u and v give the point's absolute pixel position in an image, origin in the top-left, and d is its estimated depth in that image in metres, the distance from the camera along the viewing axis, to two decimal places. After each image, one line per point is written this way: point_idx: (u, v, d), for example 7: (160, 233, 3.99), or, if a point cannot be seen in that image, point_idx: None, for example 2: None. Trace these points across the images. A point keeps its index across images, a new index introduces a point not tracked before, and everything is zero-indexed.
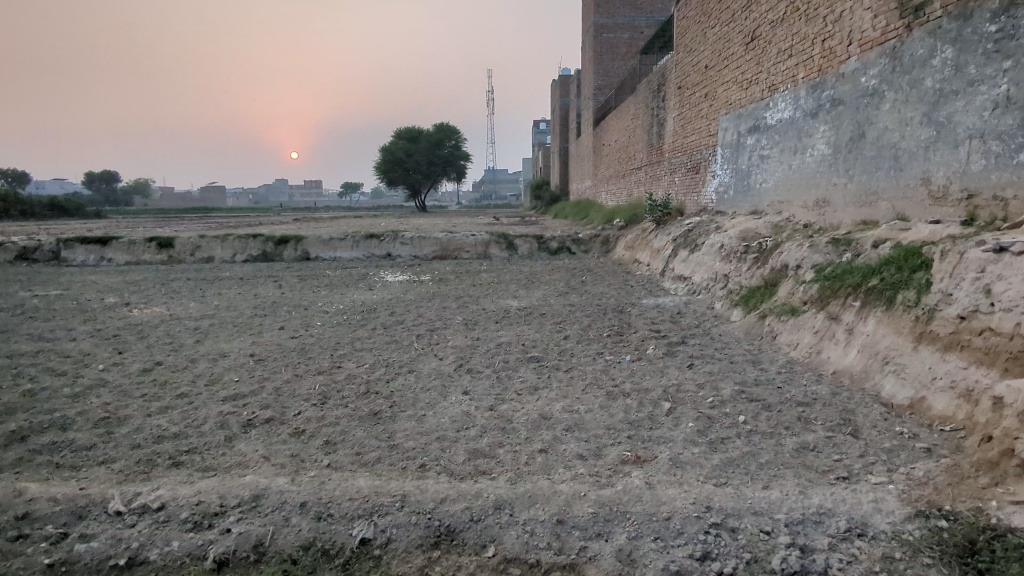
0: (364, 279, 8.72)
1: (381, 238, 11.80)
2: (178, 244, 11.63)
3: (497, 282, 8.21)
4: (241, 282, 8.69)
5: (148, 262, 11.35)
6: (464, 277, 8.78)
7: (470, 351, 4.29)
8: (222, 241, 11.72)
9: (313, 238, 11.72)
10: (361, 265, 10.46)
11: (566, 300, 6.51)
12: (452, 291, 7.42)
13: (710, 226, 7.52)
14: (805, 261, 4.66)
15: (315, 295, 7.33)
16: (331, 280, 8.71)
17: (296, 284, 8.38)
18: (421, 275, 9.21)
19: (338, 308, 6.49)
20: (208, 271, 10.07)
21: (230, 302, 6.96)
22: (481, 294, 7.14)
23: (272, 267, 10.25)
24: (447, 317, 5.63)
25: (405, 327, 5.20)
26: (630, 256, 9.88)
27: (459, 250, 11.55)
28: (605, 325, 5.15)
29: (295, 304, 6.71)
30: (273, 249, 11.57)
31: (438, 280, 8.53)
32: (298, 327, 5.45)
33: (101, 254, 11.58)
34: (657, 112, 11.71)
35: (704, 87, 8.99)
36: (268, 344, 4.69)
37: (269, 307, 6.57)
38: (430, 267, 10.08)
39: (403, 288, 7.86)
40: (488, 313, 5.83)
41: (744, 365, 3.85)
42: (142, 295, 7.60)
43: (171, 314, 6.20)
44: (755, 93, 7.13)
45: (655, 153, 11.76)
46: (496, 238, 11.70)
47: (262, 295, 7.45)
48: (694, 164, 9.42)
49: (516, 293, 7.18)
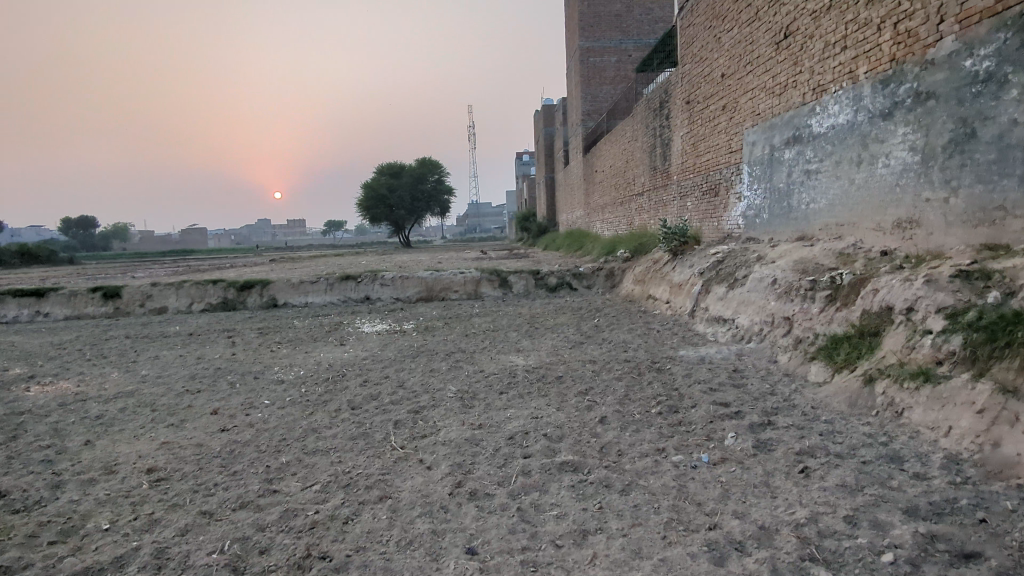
0: (336, 331, 7.40)
1: (358, 279, 10.51)
2: (127, 293, 10.24)
3: (495, 330, 6.93)
4: (188, 339, 7.32)
5: (90, 315, 9.93)
6: (455, 324, 7.50)
7: (473, 452, 2.97)
8: (177, 289, 10.34)
9: (281, 282, 10.39)
10: (335, 313, 9.13)
11: (584, 354, 5.24)
12: (441, 345, 6.13)
13: (745, 255, 6.33)
14: (921, 302, 3.42)
15: (274, 356, 6.00)
16: (298, 333, 7.38)
17: (254, 339, 7.05)
18: (402, 323, 7.89)
19: (299, 374, 5.16)
20: (156, 325, 8.68)
21: (164, 370, 5.59)
22: (477, 347, 5.86)
23: (230, 319, 8.89)
24: (437, 387, 4.32)
25: (381, 407, 3.88)
26: (642, 293, 8.65)
27: (446, 290, 10.26)
28: (648, 395, 3.86)
29: (246, 370, 5.37)
30: (235, 296, 10.22)
31: (425, 330, 7.24)
32: (240, 408, 4.11)
33: (38, 308, 10.14)
34: (659, 132, 10.65)
35: (719, 98, 7.92)
36: (185, 444, 3.34)
37: (210, 375, 5.22)
38: (414, 313, 8.79)
39: (381, 342, 6.55)
40: (489, 378, 4.52)
41: (885, 468, 2.57)
42: (60, 362, 6.21)
43: (78, 391, 4.83)
44: (793, 98, 6.00)
45: (660, 176, 10.64)
46: (485, 275, 10.46)
47: (208, 357, 6.09)
48: (710, 185, 8.29)
49: (519, 345, 5.90)
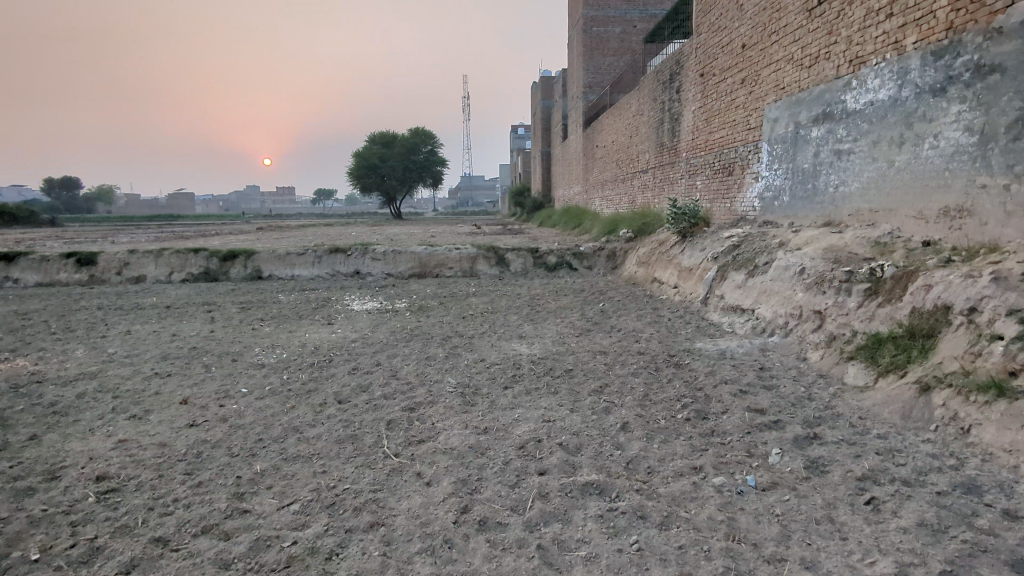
0: (324, 308, 6.94)
1: (348, 252, 10.00)
2: (102, 260, 9.69)
3: (495, 312, 6.51)
4: (165, 312, 6.84)
5: (63, 283, 9.39)
6: (451, 305, 7.06)
7: (479, 465, 2.55)
8: (156, 257, 9.80)
9: (266, 253, 9.88)
10: (323, 287, 8.66)
11: (593, 343, 4.83)
12: (436, 328, 5.70)
13: (764, 240, 5.91)
14: (986, 303, 3.03)
15: (255, 335, 5.54)
16: (283, 309, 6.92)
17: (235, 315, 6.58)
18: (394, 301, 7.45)
19: (281, 357, 4.72)
20: (132, 296, 8.17)
21: (133, 348, 5.12)
22: (476, 332, 5.43)
23: (212, 291, 8.40)
24: (434, 379, 3.89)
25: (372, 402, 3.45)
26: (648, 275, 8.24)
27: (440, 266, 9.80)
28: (671, 396, 3.46)
29: (224, 351, 4.92)
30: (218, 267, 9.71)
31: (419, 310, 6.80)
32: (213, 398, 3.67)
33: (7, 274, 9.57)
34: (668, 106, 10.14)
35: (738, 71, 7.42)
36: (146, 443, 2.91)
37: (184, 355, 4.76)
38: (406, 290, 8.33)
39: (371, 322, 6.11)
40: (492, 370, 4.11)
41: (966, 502, 2.19)
42: (23, 335, 5.72)
43: (35, 371, 4.36)
44: (825, 71, 5.53)
45: (667, 153, 10.15)
46: (482, 252, 9.99)
47: (184, 335, 5.62)
48: (723, 164, 7.83)
49: (520, 330, 5.48)
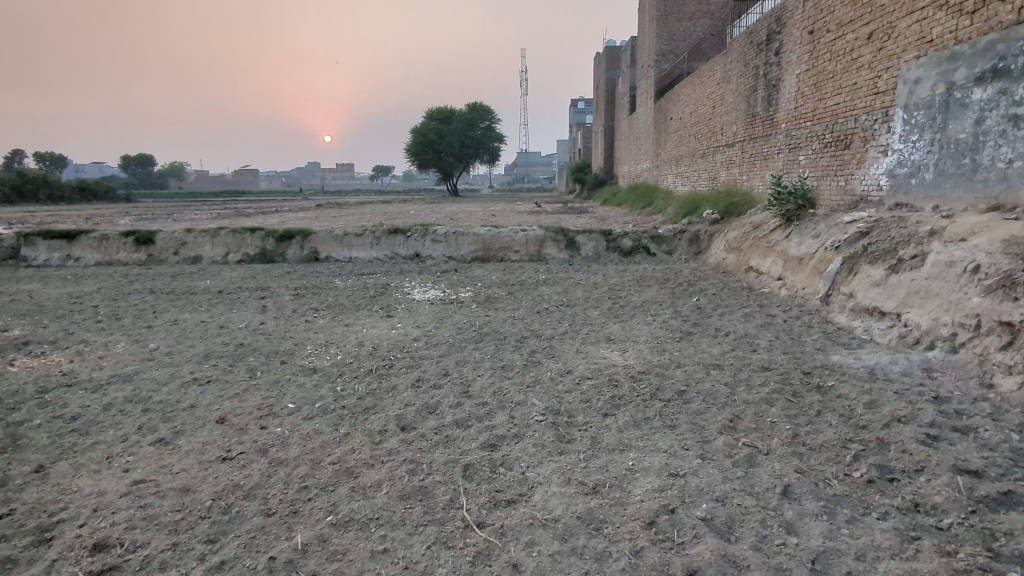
0: (382, 296, 6.35)
1: (408, 233, 9.40)
2: (160, 240, 9.45)
3: (573, 307, 5.74)
4: (217, 298, 6.41)
5: (122, 262, 9.20)
6: (522, 296, 6.33)
7: (599, 556, 1.81)
8: (213, 237, 9.48)
9: (324, 234, 9.41)
10: (382, 272, 8.10)
11: (702, 353, 4.00)
12: (509, 324, 4.99)
13: (904, 226, 4.89)
14: None
15: (308, 330, 4.97)
16: (340, 297, 6.36)
17: (289, 303, 6.06)
18: (459, 289, 6.80)
19: (337, 360, 4.11)
20: (187, 278, 7.83)
21: (178, 342, 4.63)
22: (555, 332, 4.69)
23: (267, 274, 7.97)
24: (517, 399, 3.17)
25: (443, 435, 2.76)
26: (742, 264, 7.28)
27: (506, 249, 9.09)
28: (833, 440, 2.61)
29: (273, 349, 4.35)
30: (274, 247, 9.31)
31: (487, 301, 6.11)
32: (254, 417, 3.07)
33: (68, 252, 9.44)
34: (764, 70, 9.00)
35: (863, 24, 6.30)
36: (166, 487, 2.31)
37: (229, 354, 4.21)
38: (470, 276, 7.67)
39: (435, 315, 5.47)
40: (585, 388, 3.35)
41: None
42: (70, 322, 5.36)
43: (66, 370, 3.88)
44: (999, 16, 4.43)
45: (762, 124, 9.04)
46: (550, 234, 9.21)
47: (232, 327, 5.11)
48: (838, 135, 6.74)
49: (606, 331, 4.70)
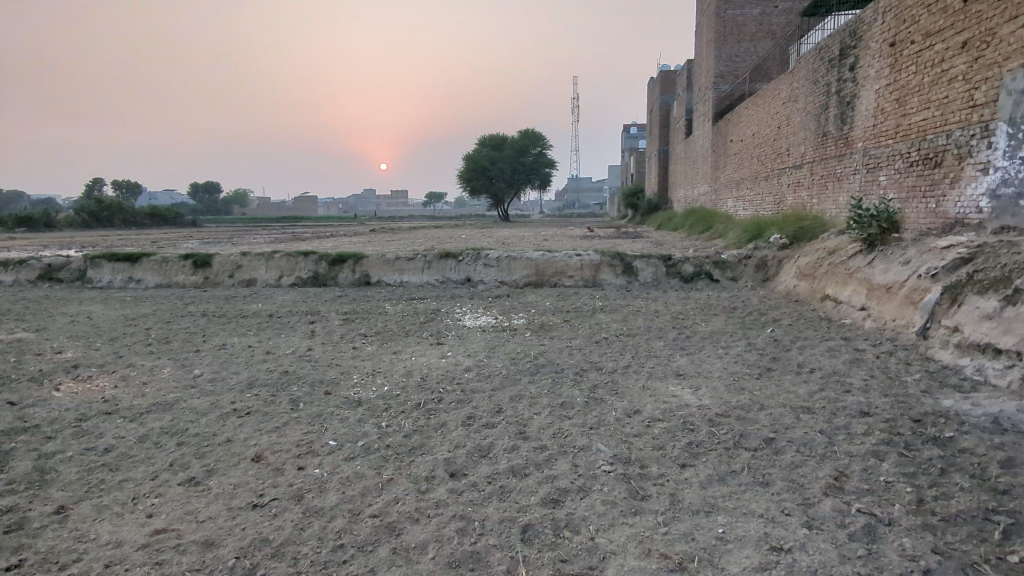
0: (432, 322, 6.11)
1: (459, 257, 9.21)
2: (217, 263, 9.57)
3: (635, 336, 5.33)
4: (267, 322, 6.31)
5: (180, 284, 9.34)
6: (579, 324, 5.98)
7: None
8: (268, 260, 9.54)
9: (375, 258, 9.33)
10: (432, 297, 7.90)
11: (787, 393, 3.54)
12: (566, 355, 4.64)
13: (1017, 251, 4.32)
14: None
15: (355, 357, 4.75)
16: (389, 322, 6.16)
17: (337, 328, 5.89)
18: (512, 316, 6.50)
19: (383, 391, 3.84)
20: (240, 301, 7.82)
21: (223, 368, 4.47)
22: (617, 365, 4.30)
23: (317, 297, 7.89)
24: (580, 444, 2.81)
25: (497, 486, 2.42)
26: (817, 292, 6.73)
27: (559, 274, 8.77)
28: (971, 510, 2.15)
29: (318, 378, 4.13)
30: (327, 271, 9.28)
31: (541, 329, 5.77)
32: (292, 455, 2.81)
33: (130, 274, 9.66)
34: (837, 87, 8.48)
35: (955, 33, 5.78)
36: (188, 539, 2.05)
37: (273, 383, 4.01)
38: (523, 302, 7.37)
39: (487, 344, 5.17)
40: (656, 432, 2.96)
41: None
42: (122, 345, 5.31)
43: (108, 396, 3.74)
44: None
45: (835, 144, 8.50)
46: (606, 259, 8.85)
47: (278, 352, 4.94)
48: (926, 152, 6.18)
49: (674, 365, 4.29)
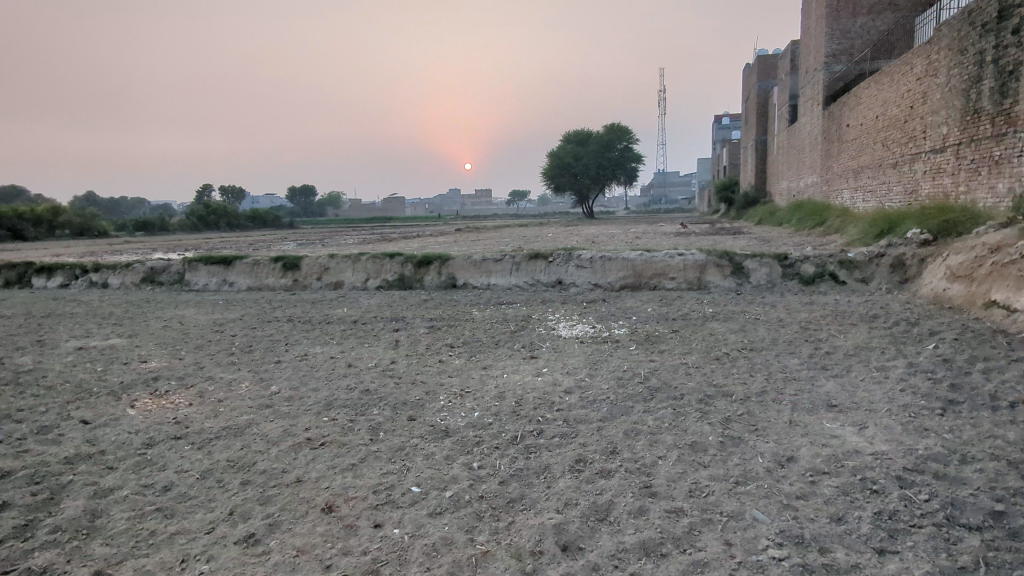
0: (524, 331, 5.56)
1: (549, 258, 8.64)
2: (306, 266, 9.53)
3: (762, 352, 4.54)
4: (351, 329, 6.01)
5: (271, 287, 9.36)
6: (690, 335, 5.25)
7: None
8: (354, 262, 9.38)
9: (462, 259, 8.94)
10: (521, 300, 7.39)
11: (993, 438, 2.70)
12: (683, 376, 3.95)
13: None
14: None
15: (441, 373, 4.28)
16: (477, 331, 5.68)
17: (422, 337, 5.48)
18: (611, 324, 5.84)
19: (473, 418, 3.31)
20: (326, 305, 7.64)
21: (301, 384, 4.12)
22: (750, 391, 3.56)
23: (402, 301, 7.58)
24: (728, 509, 2.15)
25: (627, 573, 1.82)
26: (979, 297, 5.62)
27: (659, 275, 8.01)
28: None
29: (400, 400, 3.66)
30: (412, 273, 8.99)
31: (647, 340, 5.09)
32: (368, 506, 2.33)
33: (224, 277, 9.80)
34: (993, 55, 7.22)
35: None
36: None
37: (352, 405, 3.58)
38: (621, 308, 6.70)
39: (588, 359, 4.55)
40: (830, 495, 2.24)
41: None
42: (206, 353, 5.13)
43: (180, 417, 3.44)
44: None
45: (991, 122, 7.23)
46: (712, 259, 7.99)
47: (360, 366, 4.55)
48: None
49: (822, 392, 3.50)
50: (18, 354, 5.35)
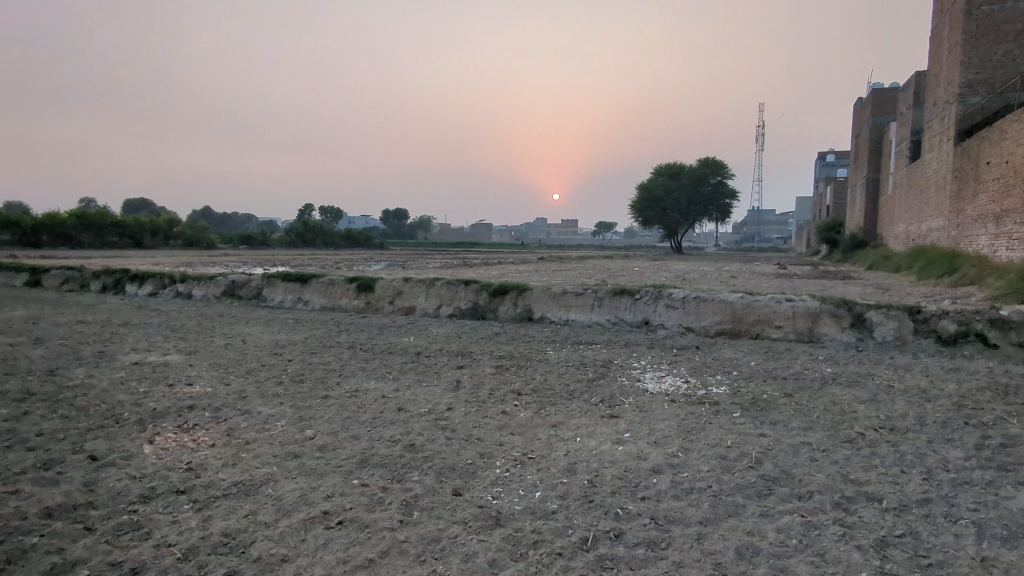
0: (604, 381, 4.80)
1: (636, 295, 7.83)
2: (380, 288, 9.21)
3: (908, 436, 3.55)
4: (413, 361, 5.48)
5: (343, 308, 9.11)
6: (807, 401, 4.30)
7: None
8: (428, 287, 8.96)
9: (540, 290, 8.30)
10: (601, 341, 6.64)
11: None
12: (807, 464, 3.07)
13: None
14: None
15: (501, 430, 3.60)
16: (548, 376, 4.98)
17: (487, 378, 4.83)
18: (706, 379, 4.98)
19: (532, 501, 2.61)
20: (393, 331, 7.22)
21: (340, 428, 3.56)
22: (907, 498, 2.64)
23: (472, 333, 7.03)
24: None
25: None
26: None
27: (762, 322, 7.02)
28: None
29: (447, 464, 3.01)
30: (487, 303, 8.45)
31: (754, 404, 4.20)
32: None
33: (300, 294, 9.67)
34: None
35: None
36: None
37: (389, 466, 2.97)
38: (719, 359, 5.79)
39: (680, 425, 3.73)
40: None
41: None
42: (255, 379, 4.74)
43: (195, 462, 2.96)
44: None
45: None
46: (827, 307, 6.90)
47: (412, 410, 3.96)
48: None
49: (1014, 509, 2.54)
50: (75, 364, 5.18)
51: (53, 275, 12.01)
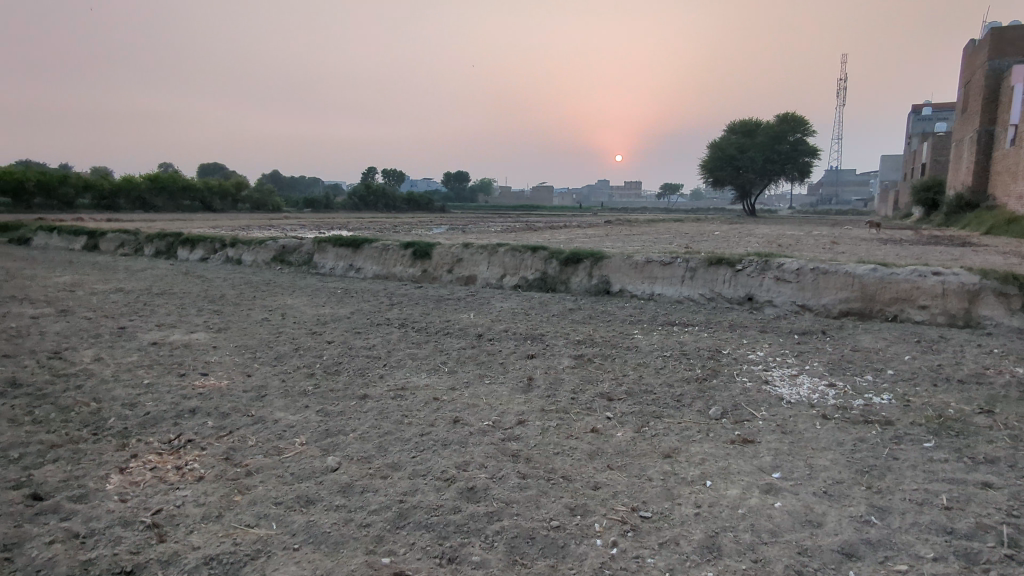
0: (720, 383, 3.67)
1: (737, 265, 6.57)
2: (437, 255, 8.29)
3: None
4: (473, 347, 4.51)
5: (398, 277, 8.27)
6: (1021, 423, 3.04)
7: None
8: (490, 255, 7.96)
9: (620, 259, 7.16)
10: (700, 322, 5.48)
11: None
12: None
13: None
14: None
15: (592, 462, 2.56)
16: (645, 373, 3.89)
17: (566, 375, 3.80)
18: (856, 381, 3.77)
19: None
20: (450, 305, 6.29)
21: (375, 454, 2.62)
22: None
23: (541, 309, 6.01)
24: None
25: None
26: None
27: (901, 301, 5.65)
28: None
29: (522, 529, 2.01)
30: (557, 273, 7.39)
31: (945, 427, 2.98)
32: None
33: (352, 261, 8.88)
34: None
35: None
36: None
37: (436, 532, 1.99)
38: (859, 350, 4.55)
39: (851, 462, 2.59)
40: None
41: None
42: (282, 369, 3.88)
43: (165, 513, 2.08)
44: None
45: None
46: (991, 283, 5.45)
47: (472, 425, 2.97)
48: None
49: None
50: (88, 344, 4.48)
51: (110, 240, 11.72)
